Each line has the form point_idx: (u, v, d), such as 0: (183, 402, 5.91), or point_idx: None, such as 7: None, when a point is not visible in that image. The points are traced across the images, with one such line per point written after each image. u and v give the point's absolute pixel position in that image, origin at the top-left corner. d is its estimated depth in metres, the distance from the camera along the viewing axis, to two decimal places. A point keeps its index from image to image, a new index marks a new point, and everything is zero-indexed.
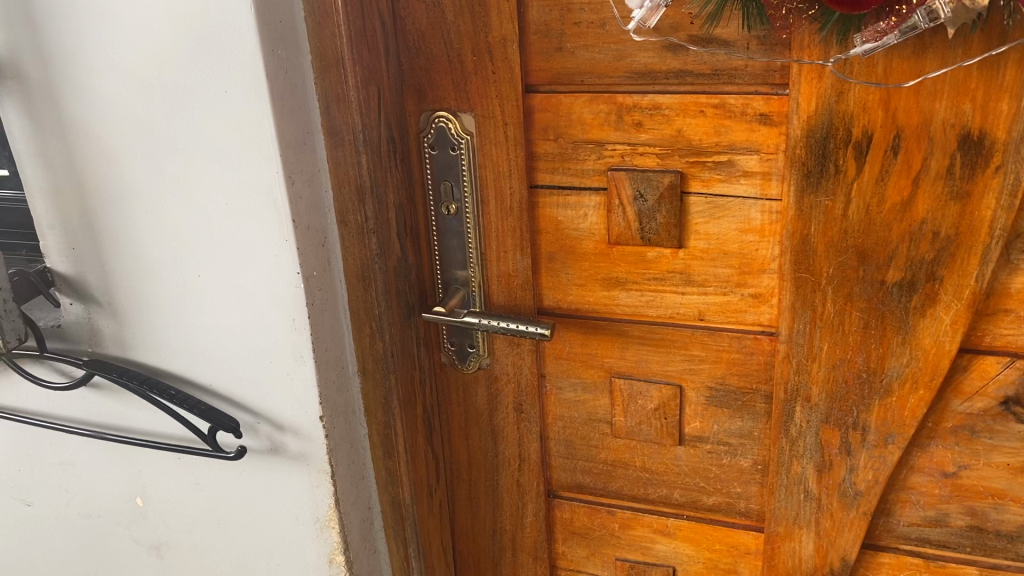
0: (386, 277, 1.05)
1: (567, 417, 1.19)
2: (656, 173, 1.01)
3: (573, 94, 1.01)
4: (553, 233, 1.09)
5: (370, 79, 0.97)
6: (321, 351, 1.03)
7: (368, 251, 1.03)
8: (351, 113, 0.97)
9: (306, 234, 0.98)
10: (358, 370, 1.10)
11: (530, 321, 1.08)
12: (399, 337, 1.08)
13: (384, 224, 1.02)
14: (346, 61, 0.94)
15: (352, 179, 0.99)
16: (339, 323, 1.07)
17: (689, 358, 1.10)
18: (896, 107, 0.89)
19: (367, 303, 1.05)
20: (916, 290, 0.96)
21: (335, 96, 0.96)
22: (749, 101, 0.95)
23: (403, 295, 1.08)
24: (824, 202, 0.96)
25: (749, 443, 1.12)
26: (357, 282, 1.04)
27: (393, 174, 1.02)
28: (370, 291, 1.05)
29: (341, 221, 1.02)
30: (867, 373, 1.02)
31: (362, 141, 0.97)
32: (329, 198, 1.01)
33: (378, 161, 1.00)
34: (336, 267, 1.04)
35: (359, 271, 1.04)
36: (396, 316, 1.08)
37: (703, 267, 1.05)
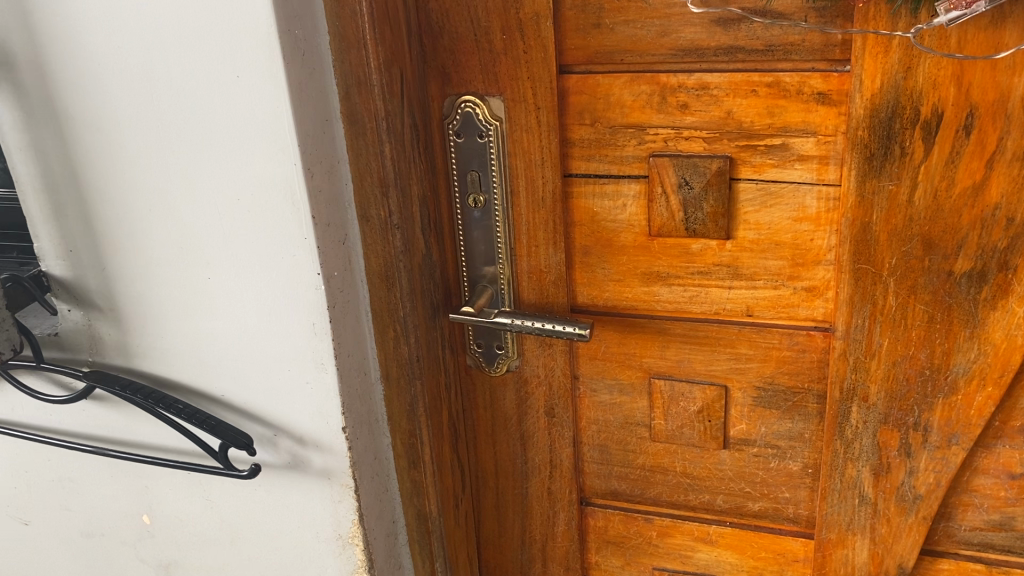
0: (411, 275, 0.97)
1: (601, 420, 1.12)
2: (703, 159, 0.93)
3: (611, 74, 0.93)
4: (588, 225, 1.02)
5: (393, 61, 0.89)
6: (343, 358, 0.95)
7: (393, 248, 0.95)
8: (373, 99, 0.88)
9: (327, 232, 0.90)
10: (381, 377, 1.03)
11: (565, 320, 1.00)
12: (425, 340, 1.00)
13: (409, 219, 0.95)
14: (368, 41, 0.86)
15: (375, 170, 0.91)
16: (361, 326, 0.99)
17: (735, 357, 1.03)
18: (970, 83, 0.82)
19: (391, 305, 0.98)
20: (986, 281, 0.89)
21: (355, 80, 0.88)
22: (806, 79, 0.87)
23: (428, 295, 1.00)
24: (888, 187, 0.88)
25: (799, 446, 1.05)
26: (381, 282, 0.97)
27: (417, 164, 0.94)
28: (394, 292, 0.97)
29: (363, 217, 0.94)
30: (931, 370, 0.95)
31: (385, 129, 0.89)
32: (349, 192, 0.93)
33: (403, 150, 0.92)
34: (357, 267, 0.97)
35: (383, 271, 0.96)
36: (422, 319, 1.00)
37: (752, 259, 0.97)
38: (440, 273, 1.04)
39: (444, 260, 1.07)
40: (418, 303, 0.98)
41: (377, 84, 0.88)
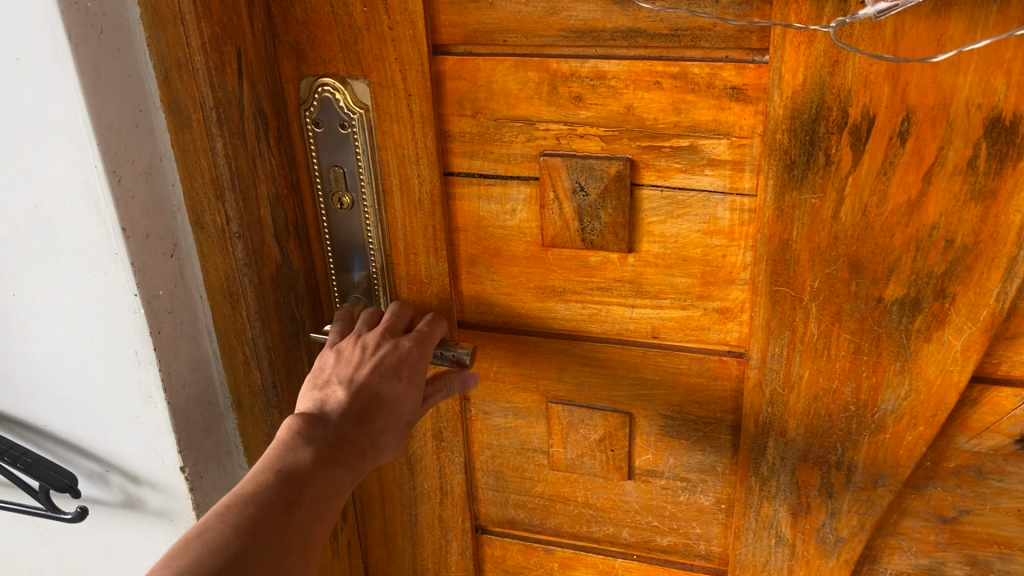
0: (259, 291, 0.82)
1: (495, 445, 1.00)
2: (600, 160, 0.80)
3: (493, 57, 0.79)
4: (474, 231, 0.88)
5: (224, 38, 0.73)
6: (176, 390, 0.82)
7: (234, 261, 0.80)
8: (197, 86, 0.73)
9: (145, 245, 0.76)
10: (232, 405, 0.89)
11: (443, 343, 0.89)
12: (282, 362, 0.87)
13: (255, 226, 0.80)
14: (188, 17, 0.70)
15: (206, 169, 0.76)
16: (202, 350, 0.86)
17: (640, 383, 0.90)
18: (907, 82, 0.69)
19: (236, 325, 0.84)
20: (920, 310, 0.77)
21: (176, 62, 0.72)
22: (717, 71, 0.73)
23: (285, 311, 0.86)
24: (811, 201, 0.75)
25: (711, 479, 0.94)
26: (223, 299, 0.83)
27: (264, 161, 0.79)
28: (239, 311, 0.83)
29: (197, 224, 0.79)
30: (856, 407, 0.84)
31: (215, 120, 0.74)
32: (179, 194, 0.79)
33: (242, 147, 0.76)
34: (192, 281, 0.82)
35: (225, 286, 0.82)
36: (279, 340, 0.86)
37: (658, 276, 0.84)
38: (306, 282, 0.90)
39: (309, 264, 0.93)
40: (271, 323, 0.84)
41: (200, 67, 0.72)
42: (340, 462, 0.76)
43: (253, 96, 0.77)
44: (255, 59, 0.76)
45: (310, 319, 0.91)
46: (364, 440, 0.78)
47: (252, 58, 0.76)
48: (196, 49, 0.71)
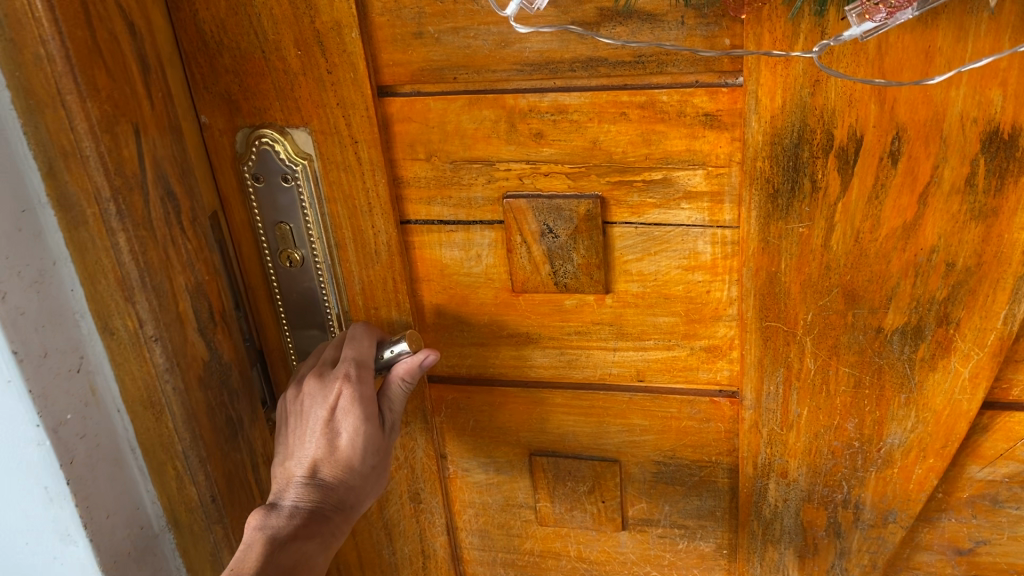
0: (183, 396, 0.77)
1: (478, 503, 0.93)
2: (567, 200, 0.74)
3: (444, 96, 0.72)
4: (437, 280, 0.81)
5: (117, 118, 0.69)
6: (99, 519, 0.78)
7: (153, 367, 0.76)
8: (89, 175, 0.69)
9: (45, 365, 0.72)
10: (167, 524, 0.85)
11: (396, 338, 0.78)
12: (219, 471, 0.82)
13: (173, 324, 0.75)
14: (70, 98, 0.66)
15: (111, 268, 0.72)
16: (128, 468, 0.81)
17: (628, 429, 0.84)
18: (895, 99, 0.63)
19: (163, 438, 0.79)
20: (923, 338, 0.72)
21: (62, 151, 0.68)
22: (688, 97, 0.68)
23: (217, 411, 0.81)
24: (799, 229, 0.69)
25: (710, 525, 0.88)
26: (145, 409, 0.78)
27: (179, 251, 0.76)
28: (164, 422, 0.78)
29: (106, 329, 0.75)
30: (860, 442, 0.78)
31: (115, 214, 0.70)
32: (82, 301, 0.74)
33: (148, 239, 0.72)
34: (107, 395, 0.78)
35: (145, 397, 0.77)
36: (213, 448, 0.81)
37: (639, 317, 0.78)
38: (242, 375, 0.84)
39: (244, 354, 0.85)
40: (201, 433, 0.79)
41: (91, 154, 0.68)
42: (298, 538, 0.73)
43: (159, 180, 0.73)
44: (157, 135, 0.72)
45: (249, 414, 0.86)
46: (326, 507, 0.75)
47: (153, 132, 0.72)
48: (85, 132, 0.67)
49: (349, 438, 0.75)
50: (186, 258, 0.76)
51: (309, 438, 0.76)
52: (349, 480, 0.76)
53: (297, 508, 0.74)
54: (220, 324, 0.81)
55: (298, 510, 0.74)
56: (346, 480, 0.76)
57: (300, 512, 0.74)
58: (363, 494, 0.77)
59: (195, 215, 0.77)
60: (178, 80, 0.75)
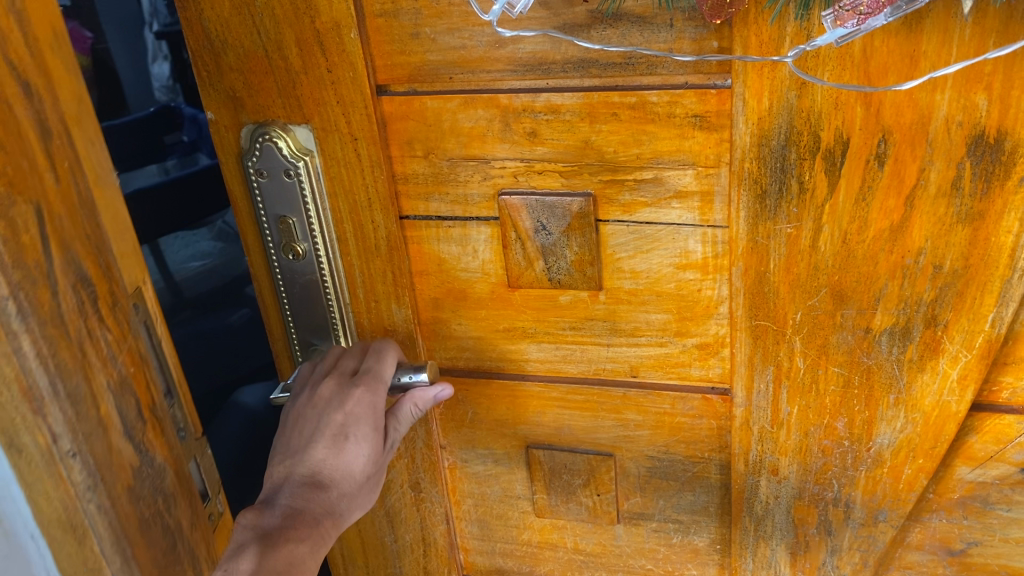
0: (114, 511, 0.66)
1: (477, 493, 0.95)
2: (560, 198, 0.75)
3: (440, 96, 0.74)
4: (435, 275, 0.83)
5: (16, 197, 0.58)
6: None
7: (73, 486, 0.64)
8: None
9: None
10: None
11: (415, 366, 0.81)
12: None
13: (94, 432, 0.65)
14: None
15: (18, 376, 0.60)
16: None
17: (622, 424, 0.85)
18: (881, 103, 0.64)
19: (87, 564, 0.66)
20: (911, 340, 0.72)
21: None
22: (677, 99, 0.69)
23: (159, 518, 0.71)
24: (787, 230, 0.70)
25: (703, 520, 0.89)
26: (64, 533, 0.65)
27: (98, 346, 0.65)
28: (88, 544, 0.66)
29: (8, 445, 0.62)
30: (850, 441, 0.78)
31: (24, 315, 0.59)
32: None
33: (59, 338, 0.62)
34: (16, 521, 0.64)
35: (64, 519, 0.65)
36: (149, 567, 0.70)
37: (631, 313, 0.79)
38: (181, 483, 0.74)
39: (181, 451, 0.75)
40: (134, 554, 0.68)
41: None
42: (292, 541, 0.71)
43: (70, 266, 0.63)
44: (63, 211, 0.62)
45: (189, 518, 0.75)
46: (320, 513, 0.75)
47: (57, 211, 0.62)
48: None
49: (356, 445, 0.77)
50: (106, 352, 0.66)
51: (313, 440, 0.77)
52: (345, 490, 0.77)
53: (293, 509, 0.73)
54: (149, 423, 0.70)
55: (294, 512, 0.73)
56: (341, 490, 0.77)
57: (296, 515, 0.73)
58: (351, 511, 0.78)
59: (116, 301, 0.68)
60: (79, 138, 0.65)
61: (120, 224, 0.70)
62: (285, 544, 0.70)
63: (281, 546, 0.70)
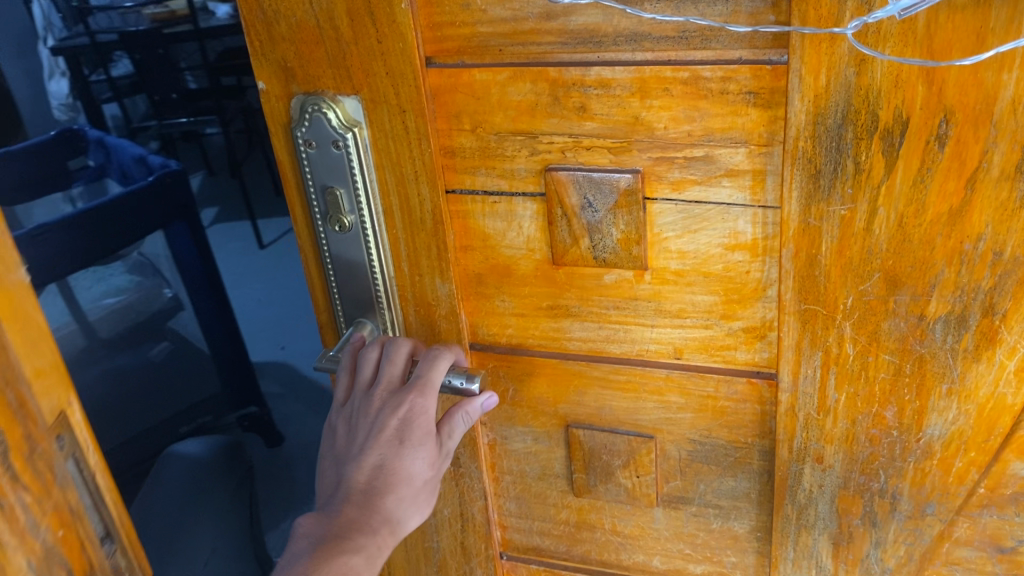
0: None
1: (516, 470, 0.95)
2: (608, 174, 0.74)
3: (489, 68, 0.73)
4: (480, 250, 0.83)
5: None
6: None
7: None
8: None
9: None
10: None
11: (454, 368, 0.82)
12: None
13: None
14: None
15: None
16: None
17: (664, 406, 0.84)
18: (944, 82, 0.62)
19: None
20: (967, 328, 0.70)
21: None
22: (731, 74, 0.67)
23: None
24: (840, 211, 0.68)
25: (744, 506, 0.87)
26: None
27: None
28: None
29: None
30: (899, 431, 0.76)
31: None
32: None
33: None
34: None
35: None
36: None
37: (676, 294, 0.78)
38: None
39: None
40: None
41: None
42: (346, 550, 0.72)
43: None
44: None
45: None
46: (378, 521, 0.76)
47: None
48: None
49: (410, 449, 0.77)
50: (25, 520, 0.53)
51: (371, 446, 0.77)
52: (400, 495, 0.77)
53: (350, 517, 0.75)
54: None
55: (349, 523, 0.74)
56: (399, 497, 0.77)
57: (351, 523, 0.74)
58: (407, 514, 0.78)
59: (33, 445, 0.55)
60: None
61: (36, 333, 0.57)
62: (340, 553, 0.72)
63: (334, 556, 0.71)
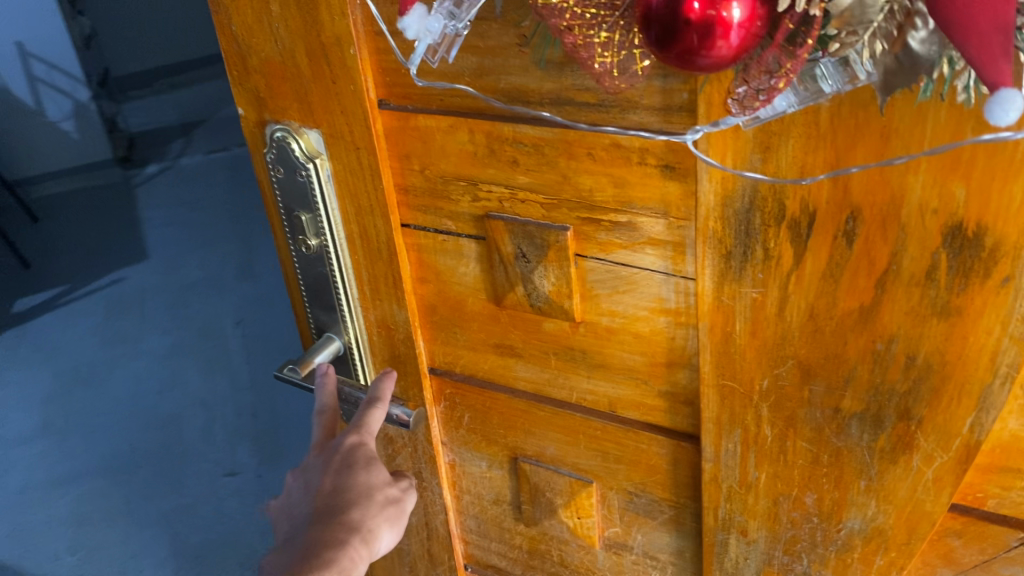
0: None
1: (473, 491, 0.98)
2: (539, 228, 0.74)
3: (432, 116, 0.75)
4: (434, 283, 0.85)
5: None
6: None
7: None
8: None
9: None
10: None
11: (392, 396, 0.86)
12: None
13: None
14: None
15: None
16: None
17: (602, 454, 0.85)
18: (850, 179, 0.58)
19: None
20: (883, 429, 0.66)
21: None
22: (650, 146, 0.66)
23: None
24: (752, 294, 0.66)
25: (679, 563, 0.87)
26: None
27: None
28: None
29: None
30: (819, 519, 0.73)
31: None
32: None
33: None
34: None
35: None
36: None
37: (608, 350, 0.78)
38: None
39: None
40: None
41: None
42: (318, 568, 0.73)
43: None
44: None
45: None
46: (343, 540, 0.76)
47: None
48: None
49: (360, 468, 0.79)
50: None
51: (323, 477, 0.80)
52: (361, 507, 0.78)
53: (315, 542, 0.75)
54: None
55: (316, 544, 0.75)
56: (364, 513, 0.78)
57: (320, 544, 0.75)
58: (379, 525, 0.79)
59: None
60: None
61: None
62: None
63: None
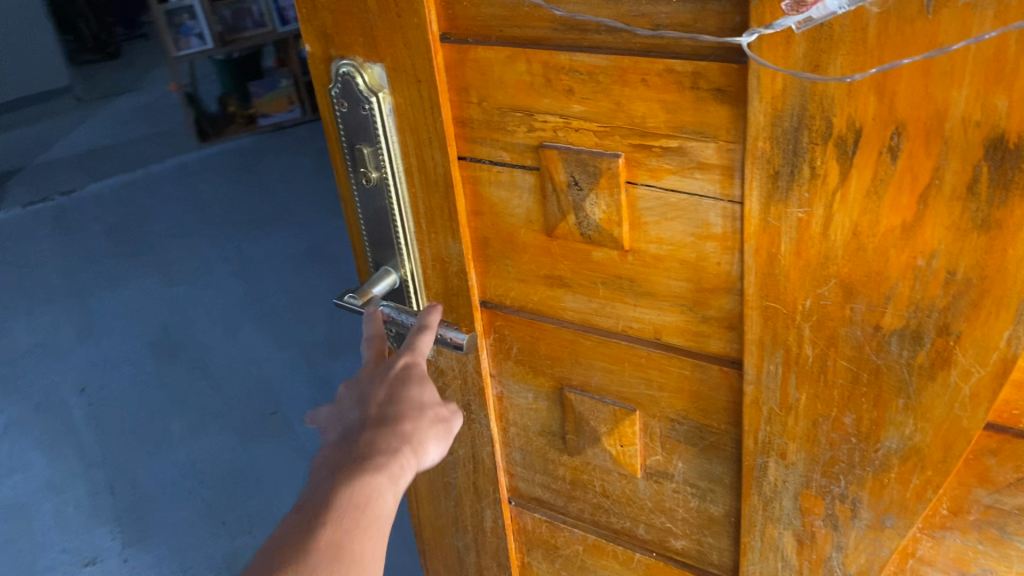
0: None
1: (519, 423, 1.02)
2: (592, 155, 0.78)
3: (492, 49, 0.79)
4: (488, 215, 0.89)
5: None
6: None
7: None
8: None
9: None
10: None
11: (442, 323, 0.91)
12: None
13: None
14: None
15: None
16: None
17: (646, 382, 0.88)
18: (896, 93, 0.60)
19: None
20: (922, 345, 0.69)
21: None
22: (702, 71, 0.69)
23: None
24: (798, 214, 0.69)
25: (719, 490, 0.90)
26: None
27: None
28: None
29: None
30: (858, 439, 0.76)
31: None
32: None
33: None
34: None
35: None
36: None
37: (655, 278, 0.81)
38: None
39: None
40: None
41: None
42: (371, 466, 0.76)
43: None
44: None
45: None
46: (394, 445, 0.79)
47: None
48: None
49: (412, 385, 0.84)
50: None
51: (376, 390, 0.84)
52: (411, 419, 0.82)
53: (368, 444, 0.79)
54: None
55: (369, 446, 0.79)
56: (413, 424, 0.82)
57: (372, 446, 0.79)
58: (426, 437, 0.83)
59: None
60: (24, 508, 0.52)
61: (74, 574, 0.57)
62: (361, 474, 0.75)
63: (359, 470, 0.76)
